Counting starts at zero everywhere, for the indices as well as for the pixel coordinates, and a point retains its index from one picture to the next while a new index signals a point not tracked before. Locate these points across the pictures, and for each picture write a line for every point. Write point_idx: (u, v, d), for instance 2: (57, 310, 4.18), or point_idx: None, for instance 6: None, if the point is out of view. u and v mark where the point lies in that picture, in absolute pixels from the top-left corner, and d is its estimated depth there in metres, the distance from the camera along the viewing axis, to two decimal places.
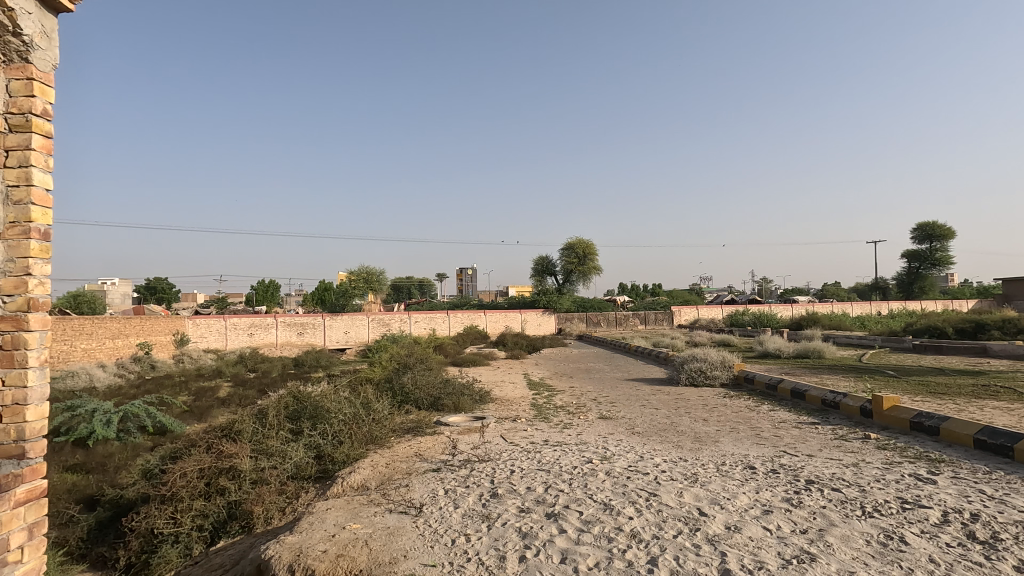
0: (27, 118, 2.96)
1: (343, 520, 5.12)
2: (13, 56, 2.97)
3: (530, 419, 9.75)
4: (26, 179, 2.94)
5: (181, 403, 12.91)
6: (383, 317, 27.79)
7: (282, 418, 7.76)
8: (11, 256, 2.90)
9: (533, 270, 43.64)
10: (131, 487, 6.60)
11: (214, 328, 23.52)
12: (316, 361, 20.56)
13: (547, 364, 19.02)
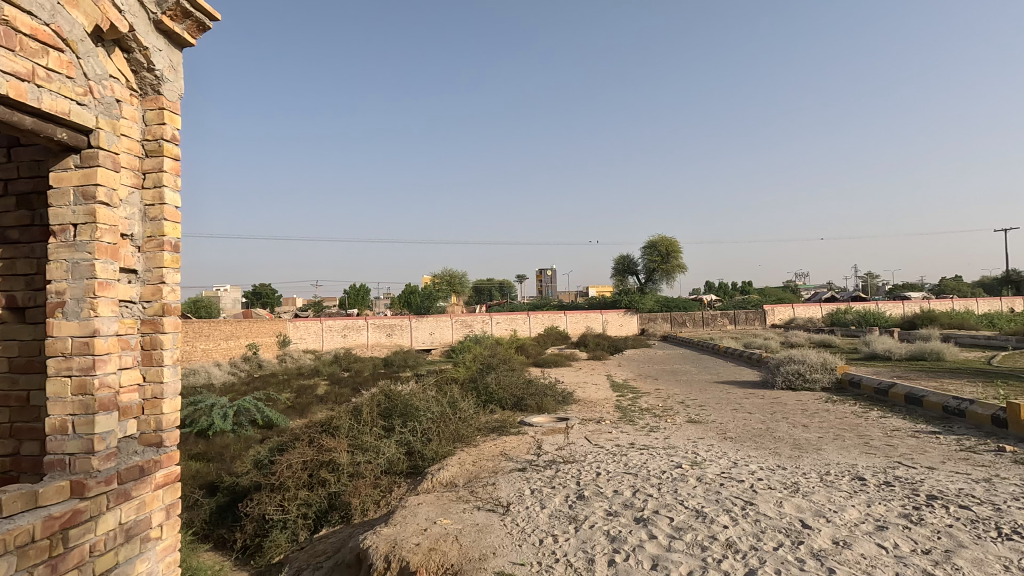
0: (160, 144, 3.30)
1: (434, 515, 5.30)
2: (148, 90, 3.34)
3: (614, 421, 9.58)
4: (160, 199, 3.28)
5: (285, 399, 13.94)
6: (466, 318, 28.42)
7: (375, 415, 8.16)
8: (149, 266, 3.28)
9: (614, 269, 42.90)
10: (245, 475, 7.22)
11: (312, 330, 24.98)
12: (404, 362, 21.41)
13: (631, 365, 18.62)
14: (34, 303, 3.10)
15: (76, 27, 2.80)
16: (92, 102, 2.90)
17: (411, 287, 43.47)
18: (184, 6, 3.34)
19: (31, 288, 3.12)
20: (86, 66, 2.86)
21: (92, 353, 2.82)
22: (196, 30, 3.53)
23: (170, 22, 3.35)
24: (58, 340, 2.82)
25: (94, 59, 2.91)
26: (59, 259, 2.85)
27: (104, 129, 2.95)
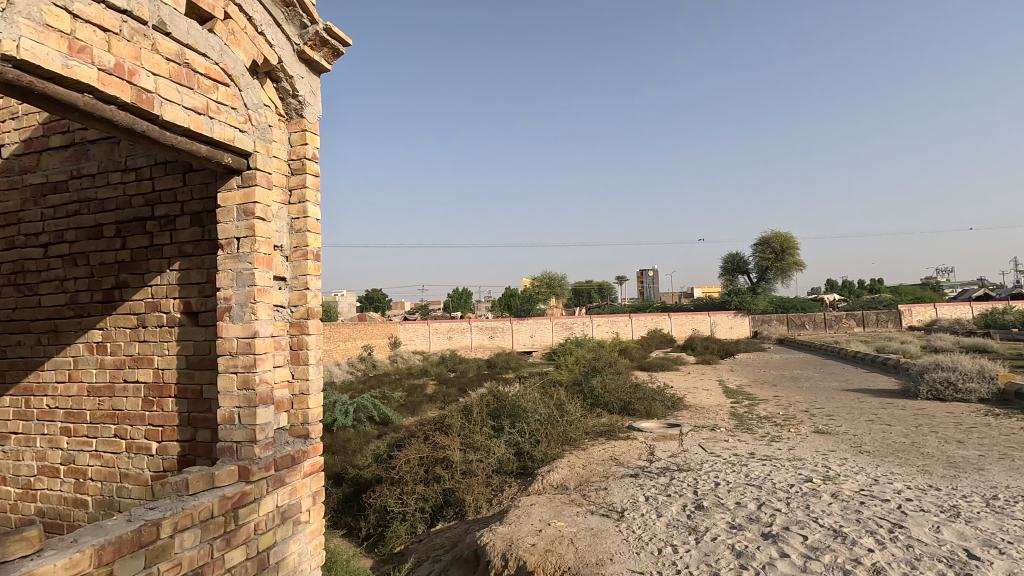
0: (303, 162, 3.63)
1: (548, 516, 5.32)
2: (293, 114, 3.69)
3: (730, 429, 9.05)
4: (304, 212, 3.61)
5: (398, 398, 14.75)
6: (567, 320, 28.31)
7: (485, 415, 8.36)
8: (296, 274, 3.62)
9: (721, 269, 40.65)
10: (367, 468, 7.72)
11: (420, 332, 26.19)
12: (506, 364, 21.79)
13: (744, 370, 17.52)
14: (206, 308, 3.56)
15: (238, 64, 3.17)
16: (251, 129, 3.25)
17: (512, 290, 44.14)
18: (321, 35, 3.66)
19: (204, 295, 3.58)
20: (246, 97, 3.22)
21: (253, 352, 3.15)
22: (331, 56, 3.85)
23: (310, 51, 3.68)
24: (227, 341, 3.20)
25: (251, 90, 3.27)
26: (226, 269, 3.23)
27: (260, 152, 3.29)
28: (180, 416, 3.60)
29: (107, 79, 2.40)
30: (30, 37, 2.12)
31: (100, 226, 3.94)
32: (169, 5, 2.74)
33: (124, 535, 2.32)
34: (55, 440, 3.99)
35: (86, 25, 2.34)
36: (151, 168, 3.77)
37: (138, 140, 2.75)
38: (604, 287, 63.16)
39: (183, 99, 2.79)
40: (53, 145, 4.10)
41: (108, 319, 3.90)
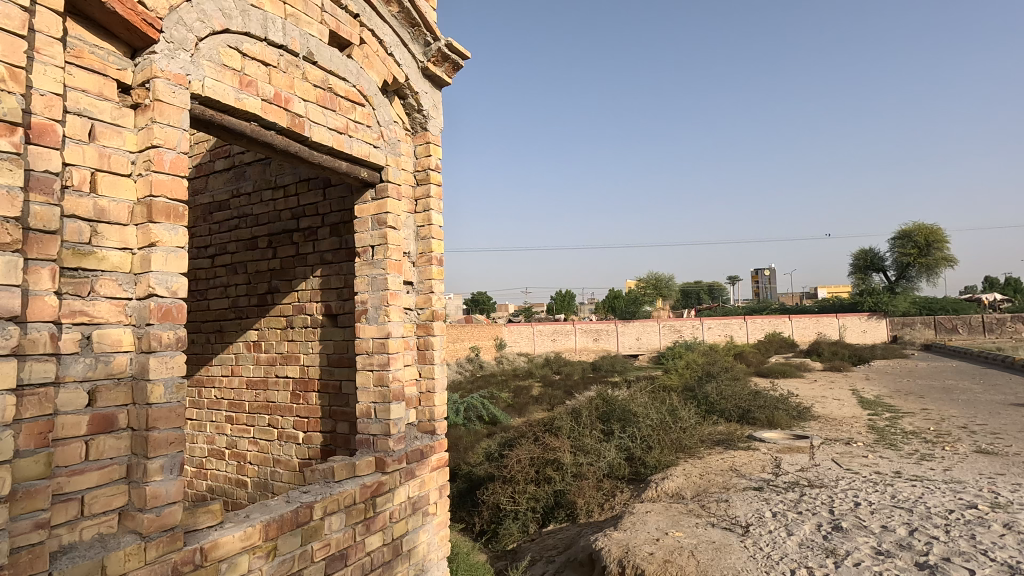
0: (428, 173, 3.84)
1: (665, 525, 5.12)
2: (417, 128, 3.92)
3: (869, 444, 8.15)
4: (428, 220, 3.82)
5: (506, 398, 15.04)
6: (675, 322, 27.15)
7: (594, 418, 8.24)
8: (422, 279, 3.85)
9: (852, 266, 36.84)
10: (480, 466, 7.95)
11: (525, 334, 26.49)
12: (612, 367, 21.39)
13: (883, 380, 15.70)
14: (344, 310, 3.89)
15: (372, 85, 3.42)
16: (383, 144, 3.50)
17: (616, 292, 43.23)
18: (443, 50, 3.91)
19: (342, 298, 3.91)
20: (378, 115, 3.47)
21: (387, 352, 3.38)
22: (451, 70, 4.09)
23: (433, 67, 3.93)
24: (363, 341, 3.47)
25: (383, 108, 3.52)
26: (362, 274, 3.51)
27: (391, 165, 3.54)
28: (322, 409, 3.96)
29: (269, 108, 2.70)
30: (211, 76, 2.45)
31: (256, 238, 4.45)
32: (316, 37, 3.03)
33: (285, 514, 2.59)
34: (220, 427, 4.56)
35: (252, 62, 2.66)
36: (296, 185, 4.19)
37: (291, 161, 3.07)
38: (715, 287, 59.79)
39: (328, 121, 3.07)
40: (218, 169, 4.70)
41: (262, 321, 4.38)
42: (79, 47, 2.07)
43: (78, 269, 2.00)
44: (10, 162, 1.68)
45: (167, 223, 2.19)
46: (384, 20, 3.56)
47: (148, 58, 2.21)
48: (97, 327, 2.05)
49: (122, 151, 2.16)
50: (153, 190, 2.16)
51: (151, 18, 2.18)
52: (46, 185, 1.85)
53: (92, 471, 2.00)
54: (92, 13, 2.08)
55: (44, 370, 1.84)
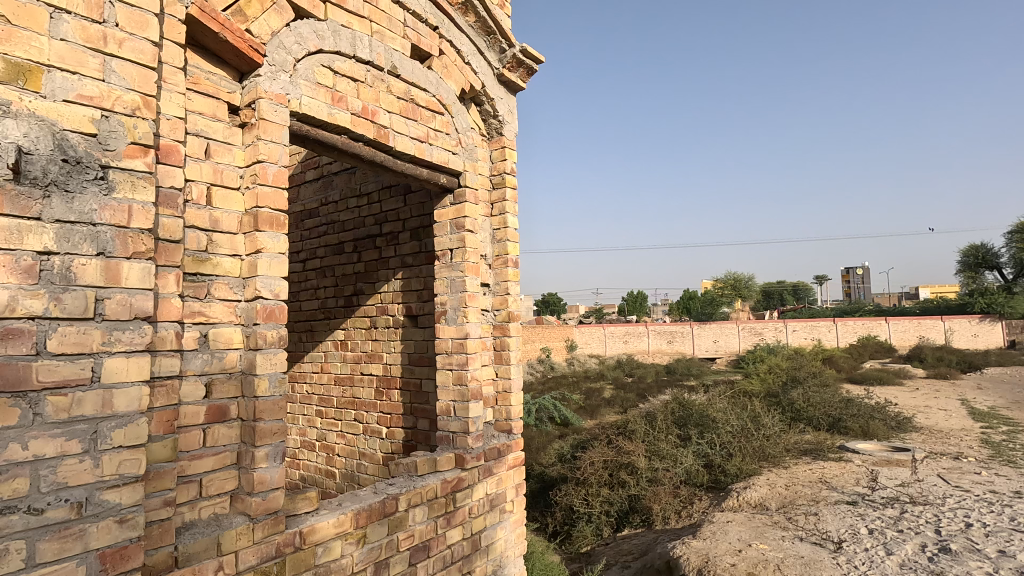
0: (503, 177, 3.92)
1: (748, 536, 4.89)
2: (493, 134, 4.01)
3: (983, 460, 7.37)
4: (504, 223, 3.90)
5: (577, 399, 14.94)
6: (755, 324, 25.81)
7: (670, 423, 8.00)
8: (498, 280, 3.94)
9: (960, 264, 33.44)
10: (552, 467, 7.96)
11: (596, 335, 26.19)
12: (688, 371, 20.68)
13: (999, 389, 14.13)
14: (424, 311, 4.05)
15: (450, 93, 3.55)
16: (461, 151, 3.62)
17: (692, 292, 41.65)
18: (518, 56, 3.99)
19: (422, 300, 4.08)
20: (456, 123, 3.59)
21: (465, 352, 3.49)
22: (526, 75, 4.16)
23: (508, 73, 4.02)
24: (443, 341, 3.59)
25: (461, 116, 3.64)
26: (442, 277, 3.64)
27: (469, 170, 3.64)
28: (403, 406, 4.13)
29: (357, 121, 2.87)
30: (307, 94, 2.64)
31: (342, 243, 4.71)
32: (399, 51, 3.18)
33: (373, 504, 2.74)
34: (311, 420, 4.88)
35: (343, 78, 2.84)
36: (379, 192, 4.40)
37: (376, 169, 3.24)
38: (801, 288, 56.17)
39: (411, 131, 3.21)
40: (308, 179, 5.03)
41: (349, 321, 4.64)
42: (197, 74, 2.30)
43: (197, 274, 2.23)
44: (145, 181, 1.90)
45: (270, 231, 2.38)
46: (461, 30, 3.68)
47: (254, 80, 2.42)
48: (212, 326, 2.27)
49: (231, 167, 2.38)
50: (258, 202, 2.36)
51: (256, 43, 2.39)
52: (172, 200, 2.08)
53: (209, 456, 2.21)
54: (207, 43, 2.30)
55: (170, 364, 2.06)
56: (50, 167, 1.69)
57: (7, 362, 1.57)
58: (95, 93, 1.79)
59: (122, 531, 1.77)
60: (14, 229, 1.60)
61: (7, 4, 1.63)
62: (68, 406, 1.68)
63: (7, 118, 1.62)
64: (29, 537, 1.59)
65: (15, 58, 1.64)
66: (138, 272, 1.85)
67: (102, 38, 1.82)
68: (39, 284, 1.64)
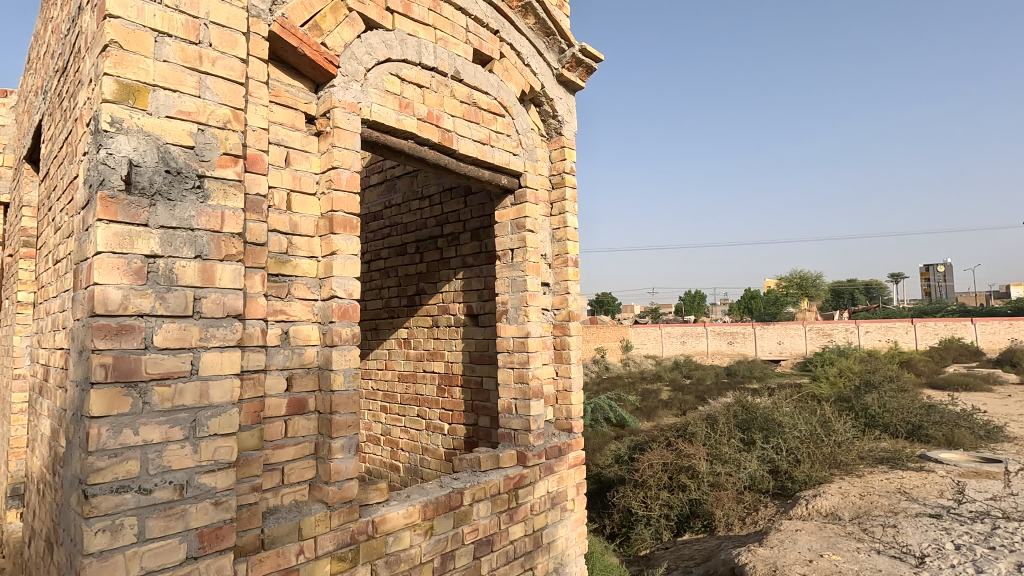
0: (563, 177, 3.94)
1: (819, 546, 4.67)
2: (553, 134, 4.03)
3: None
4: (564, 223, 3.92)
5: (634, 400, 14.69)
6: (824, 325, 24.45)
7: (732, 426, 7.72)
8: (558, 280, 3.97)
9: None
10: (609, 468, 7.88)
11: (652, 336, 25.36)
12: (750, 373, 19.91)
13: None
14: (485, 310, 4.13)
15: (511, 96, 3.60)
16: (521, 151, 3.66)
17: (753, 291, 40.02)
18: (577, 56, 4.00)
19: (482, 299, 4.16)
20: (517, 125, 3.64)
21: (526, 351, 3.53)
22: (585, 74, 4.16)
23: (567, 73, 4.04)
24: (504, 340, 3.64)
25: (522, 117, 3.68)
26: (503, 277, 3.69)
27: (529, 171, 3.68)
28: (465, 403, 4.22)
29: (423, 126, 2.97)
30: (377, 101, 2.75)
31: (405, 245, 4.86)
32: (462, 56, 3.26)
33: (440, 497, 2.83)
34: (376, 415, 5.06)
35: (409, 85, 2.94)
36: (440, 194, 4.51)
37: (440, 172, 3.33)
38: (874, 286, 52.80)
39: (473, 134, 3.28)
40: (372, 183, 5.22)
41: (411, 320, 4.78)
42: (278, 87, 2.44)
43: (279, 275, 2.38)
44: (235, 188, 2.04)
45: (344, 234, 2.50)
46: (521, 32, 3.73)
47: (329, 91, 2.55)
48: (292, 323, 2.41)
49: (308, 173, 2.52)
50: (333, 206, 2.48)
51: (331, 56, 2.52)
52: (258, 206, 2.22)
53: (290, 446, 2.35)
54: (287, 57, 2.45)
55: (257, 359, 2.21)
56: (155, 178, 1.85)
57: (122, 354, 1.74)
58: (193, 109, 1.95)
59: (217, 513, 1.91)
60: (126, 235, 1.76)
61: (119, 31, 1.80)
62: (172, 396, 1.83)
63: (120, 134, 1.80)
64: (139, 515, 1.75)
65: (126, 79, 1.81)
66: (230, 274, 2.00)
67: (199, 58, 1.97)
68: (145, 285, 1.80)
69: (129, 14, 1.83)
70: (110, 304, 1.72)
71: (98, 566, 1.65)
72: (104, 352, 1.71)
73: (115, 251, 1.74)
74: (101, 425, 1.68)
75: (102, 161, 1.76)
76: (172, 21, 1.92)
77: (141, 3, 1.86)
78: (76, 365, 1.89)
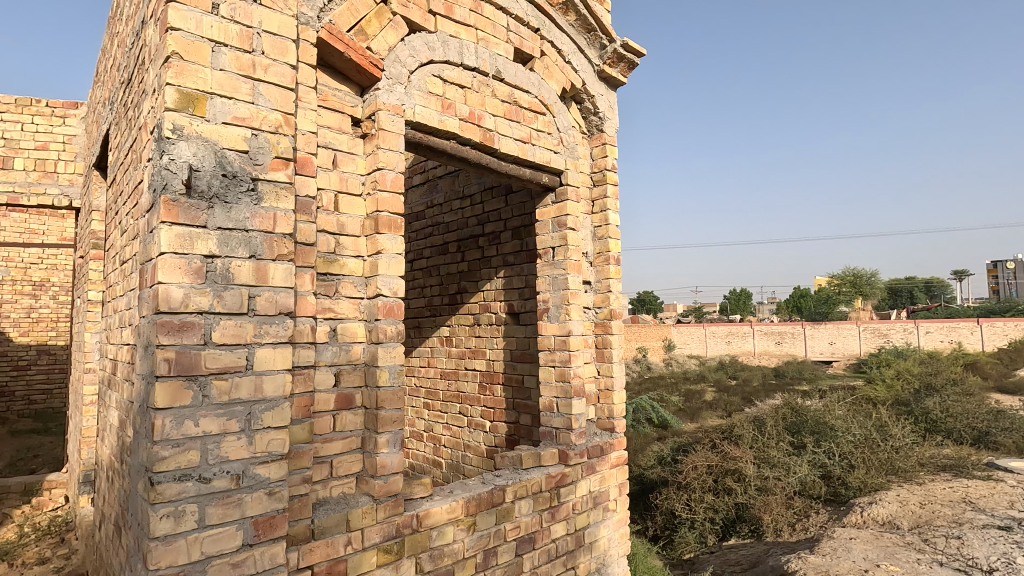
0: (604, 174, 3.91)
1: (876, 556, 4.46)
2: (594, 130, 4.01)
3: None
4: (606, 220, 3.89)
5: (677, 400, 14.38)
6: (881, 325, 23.27)
7: (781, 429, 7.44)
8: (600, 278, 3.95)
9: None
10: (652, 469, 7.75)
11: (695, 335, 24.69)
12: (799, 375, 19.20)
13: None
14: (526, 309, 4.14)
15: (552, 93, 3.60)
16: (563, 149, 3.65)
17: (803, 289, 38.51)
18: (619, 51, 3.96)
19: (524, 297, 4.17)
20: (558, 122, 3.64)
21: (568, 349, 3.52)
22: (627, 69, 4.12)
23: (609, 69, 4.00)
24: (546, 338, 3.64)
25: (562, 115, 3.68)
26: (544, 275, 3.69)
27: (571, 169, 3.67)
28: (506, 401, 4.24)
29: (465, 126, 3.00)
30: (420, 103, 2.80)
31: (447, 244, 4.93)
32: (503, 56, 3.27)
33: (482, 493, 2.85)
34: (419, 411, 5.15)
35: (451, 86, 2.98)
36: (482, 194, 4.55)
37: (482, 172, 3.36)
38: (936, 284, 49.93)
39: (514, 132, 3.30)
40: (415, 183, 5.31)
41: (453, 318, 4.85)
42: (326, 92, 2.52)
43: (327, 274, 2.45)
44: (286, 190, 2.12)
45: (389, 233, 2.56)
46: (562, 29, 3.72)
47: (374, 94, 2.61)
48: (340, 321, 2.48)
49: (355, 174, 2.59)
50: (379, 207, 2.54)
51: (376, 59, 2.58)
52: (307, 207, 2.30)
53: (338, 440, 2.42)
54: (334, 62, 2.52)
55: (307, 355, 2.28)
56: (213, 181, 1.94)
57: (183, 349, 1.83)
58: (248, 115, 2.04)
59: (271, 502, 1.99)
60: (187, 236, 1.86)
61: (179, 42, 1.89)
62: (229, 389, 1.92)
63: (181, 141, 1.89)
64: (200, 502, 1.84)
65: (186, 88, 1.90)
66: (282, 272, 2.08)
67: (252, 66, 2.06)
68: (204, 283, 1.89)
69: (188, 26, 1.92)
70: (173, 302, 1.81)
71: (163, 550, 1.75)
72: (167, 347, 1.80)
73: (177, 251, 1.83)
74: (165, 416, 1.78)
75: (165, 167, 1.85)
76: (228, 31, 2.01)
77: (200, 15, 1.95)
78: (141, 360, 2.01)
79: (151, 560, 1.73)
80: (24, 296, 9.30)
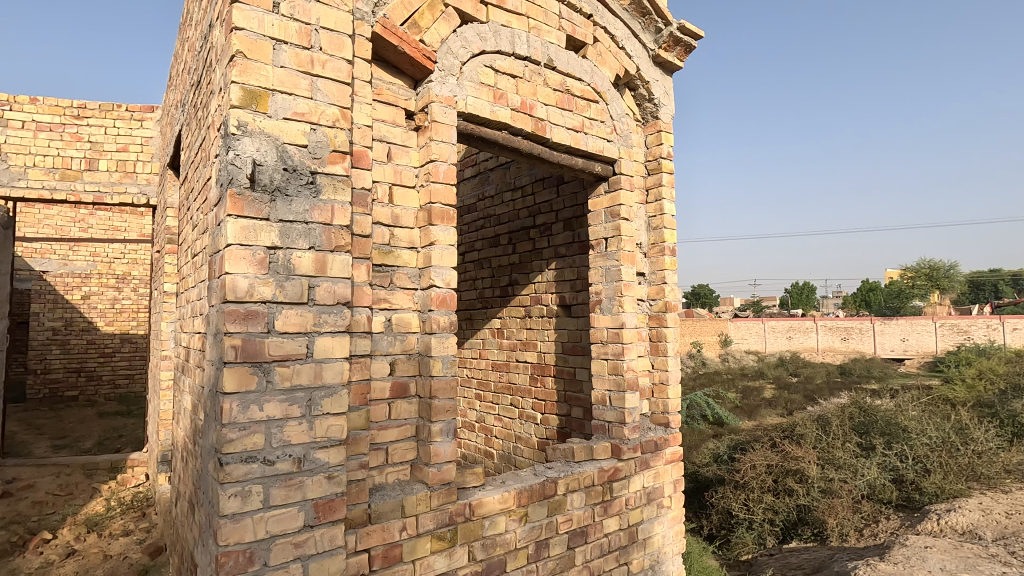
0: (659, 162, 3.80)
1: (954, 567, 4.16)
2: (648, 118, 3.90)
3: None
4: (660, 210, 3.78)
5: (733, 398, 13.87)
6: (961, 322, 21.60)
7: (848, 429, 7.05)
8: (654, 269, 3.85)
9: None
10: (707, 467, 7.51)
11: (754, 331, 23.72)
12: (868, 374, 18.11)
13: None
14: (578, 301, 4.10)
15: (605, 81, 3.52)
16: (616, 137, 3.58)
17: (872, 282, 36.32)
18: (675, 34, 3.84)
19: (576, 289, 4.13)
20: (611, 110, 3.56)
21: (621, 342, 3.45)
22: (683, 53, 3.99)
23: (664, 53, 3.88)
24: (598, 330, 3.59)
25: (615, 102, 3.59)
26: (596, 266, 3.63)
27: (624, 157, 3.59)
28: (558, 393, 4.22)
29: (517, 116, 2.98)
30: (472, 95, 2.80)
31: (499, 236, 4.94)
32: (555, 44, 3.23)
33: (534, 485, 2.85)
34: (472, 402, 5.22)
35: (503, 76, 2.97)
36: (533, 185, 4.52)
37: (534, 163, 3.33)
38: None
39: (566, 122, 3.25)
40: (467, 176, 5.34)
41: (504, 310, 4.86)
42: (380, 86, 2.55)
43: (383, 266, 2.50)
44: (343, 183, 2.17)
45: (442, 225, 2.58)
46: (616, 15, 3.62)
47: (427, 86, 2.63)
48: (394, 311, 2.53)
49: (408, 167, 2.62)
50: (431, 198, 2.56)
51: (429, 52, 2.59)
52: (363, 200, 2.34)
53: (394, 427, 2.47)
54: (388, 56, 2.55)
55: (364, 344, 2.33)
56: (275, 175, 2.00)
57: (249, 337, 1.91)
58: (306, 110, 2.10)
59: (330, 486, 2.06)
60: (251, 228, 1.93)
61: (243, 41, 1.96)
62: (291, 375, 1.99)
63: (245, 136, 1.97)
64: (265, 483, 1.92)
65: (250, 86, 1.97)
66: (340, 263, 2.13)
67: (310, 62, 2.11)
68: (268, 273, 1.97)
69: (251, 25, 1.98)
70: (239, 292, 1.89)
71: (232, 527, 1.83)
72: (234, 334, 1.88)
73: (243, 243, 1.91)
74: (232, 400, 1.86)
75: (230, 162, 1.93)
76: (288, 29, 2.07)
77: (262, 15, 2.02)
78: (212, 347, 2.11)
79: (221, 536, 1.82)
80: (109, 289, 10.06)
